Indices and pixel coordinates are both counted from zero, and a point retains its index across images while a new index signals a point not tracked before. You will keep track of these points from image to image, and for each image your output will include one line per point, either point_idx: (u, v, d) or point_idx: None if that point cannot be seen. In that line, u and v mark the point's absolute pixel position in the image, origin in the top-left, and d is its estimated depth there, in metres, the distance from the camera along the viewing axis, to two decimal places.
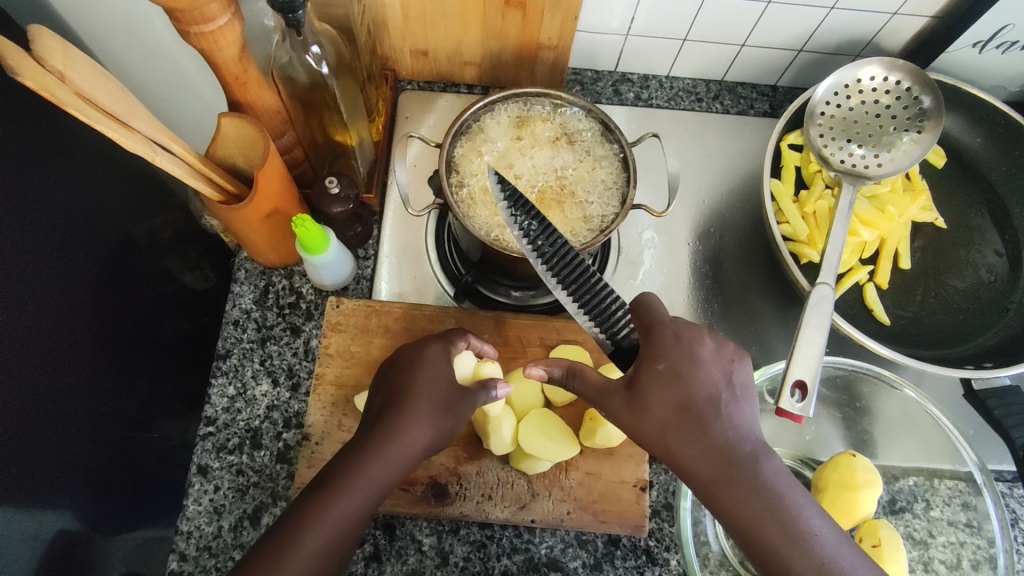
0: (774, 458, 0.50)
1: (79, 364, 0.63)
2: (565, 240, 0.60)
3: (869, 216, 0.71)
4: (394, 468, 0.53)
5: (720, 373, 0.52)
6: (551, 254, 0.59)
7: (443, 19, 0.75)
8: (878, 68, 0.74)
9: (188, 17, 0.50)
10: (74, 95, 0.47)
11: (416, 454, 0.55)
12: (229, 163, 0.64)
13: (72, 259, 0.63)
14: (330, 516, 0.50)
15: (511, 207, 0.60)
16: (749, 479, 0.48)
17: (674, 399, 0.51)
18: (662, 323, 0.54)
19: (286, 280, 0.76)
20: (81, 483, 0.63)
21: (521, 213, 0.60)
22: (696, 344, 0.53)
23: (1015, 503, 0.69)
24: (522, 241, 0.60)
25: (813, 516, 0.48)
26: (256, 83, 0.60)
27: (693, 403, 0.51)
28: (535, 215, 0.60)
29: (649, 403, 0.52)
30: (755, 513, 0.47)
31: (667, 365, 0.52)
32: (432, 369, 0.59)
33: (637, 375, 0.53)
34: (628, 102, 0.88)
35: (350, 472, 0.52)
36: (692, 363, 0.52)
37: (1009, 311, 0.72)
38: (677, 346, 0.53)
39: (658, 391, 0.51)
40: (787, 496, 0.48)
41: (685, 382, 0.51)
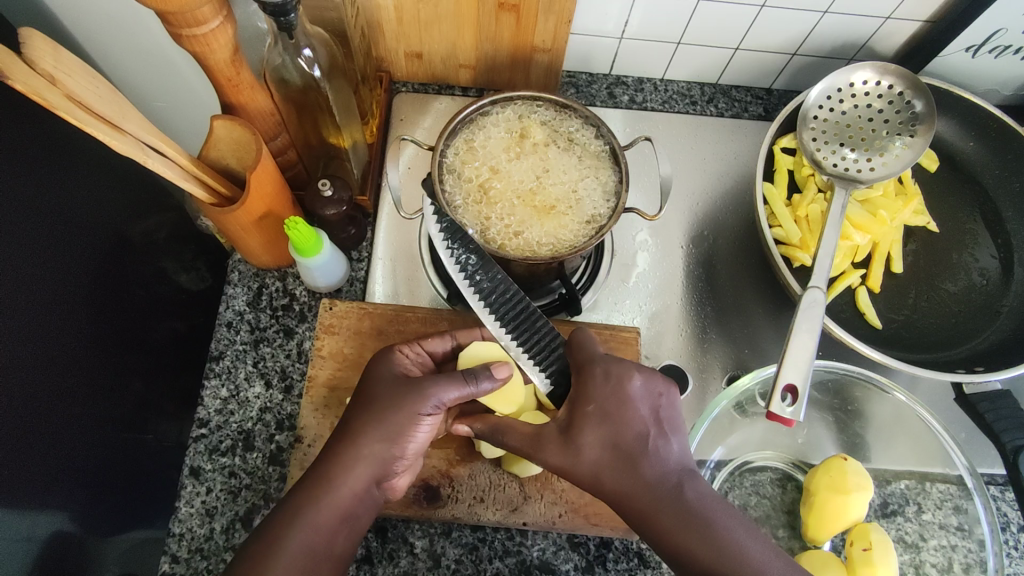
0: (699, 483, 0.50)
1: (72, 365, 0.63)
2: (502, 275, 0.64)
3: (861, 220, 0.71)
4: (364, 465, 0.54)
5: (649, 409, 0.52)
6: (488, 291, 0.63)
7: (437, 22, 0.75)
8: (871, 73, 0.74)
9: (180, 20, 0.50)
10: (65, 97, 0.47)
11: (385, 445, 0.55)
12: (222, 166, 0.64)
13: (66, 260, 0.63)
14: (293, 531, 0.51)
15: (448, 239, 0.64)
16: (680, 510, 0.48)
17: (603, 438, 0.51)
18: (591, 363, 0.55)
19: (280, 282, 0.76)
20: (75, 484, 0.63)
21: (459, 247, 0.64)
22: (625, 379, 0.53)
23: (1006, 507, 0.69)
24: (459, 277, 0.64)
25: (741, 536, 0.47)
26: (248, 85, 0.60)
27: (622, 440, 0.51)
28: (474, 249, 0.64)
29: (580, 444, 0.52)
30: (690, 544, 0.47)
31: (595, 406, 0.52)
32: (384, 383, 0.58)
33: (571, 419, 0.53)
34: (622, 104, 0.88)
35: (317, 481, 0.53)
36: (616, 401, 0.52)
37: (1001, 315, 0.72)
38: (605, 385, 0.53)
39: (585, 431, 0.52)
40: (718, 523, 0.47)
41: (610, 421, 0.52)
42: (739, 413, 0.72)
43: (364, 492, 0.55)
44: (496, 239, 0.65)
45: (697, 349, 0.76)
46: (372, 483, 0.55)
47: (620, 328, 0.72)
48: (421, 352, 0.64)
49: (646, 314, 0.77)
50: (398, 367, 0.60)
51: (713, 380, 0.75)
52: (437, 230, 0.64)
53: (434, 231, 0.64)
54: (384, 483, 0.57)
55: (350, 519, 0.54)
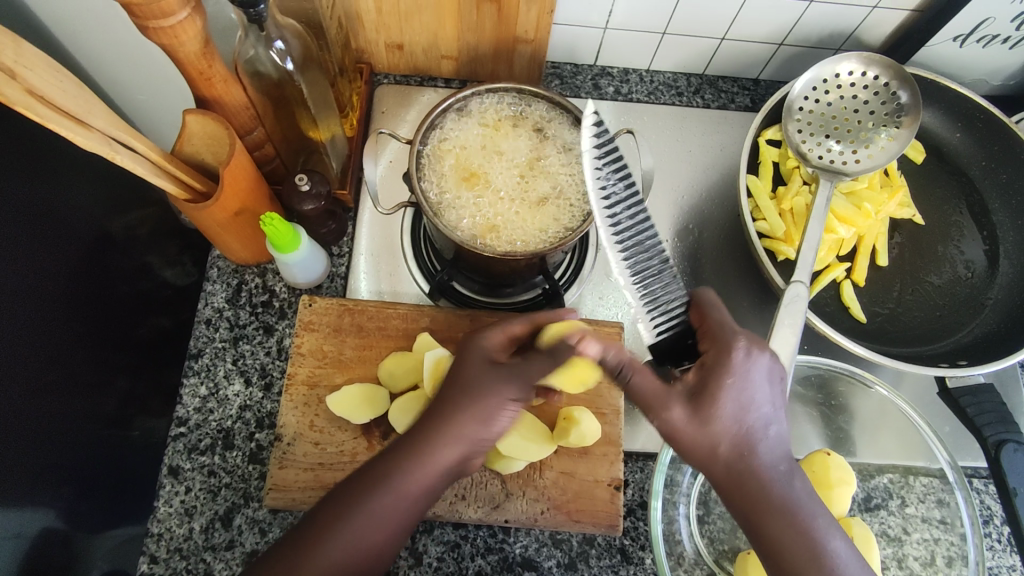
0: (802, 475, 0.51)
1: (55, 365, 0.62)
2: (649, 220, 0.58)
3: (846, 213, 0.70)
4: (453, 444, 0.52)
5: (776, 393, 0.52)
6: (633, 224, 0.57)
7: (417, 13, 0.73)
8: (856, 63, 0.73)
9: (146, 11, 0.49)
10: (25, 92, 0.45)
11: (473, 430, 0.52)
12: (197, 161, 0.63)
13: (46, 255, 0.62)
14: (389, 490, 0.50)
15: (597, 162, 0.58)
16: (783, 497, 0.49)
17: (737, 415, 0.50)
18: (732, 335, 0.53)
19: (259, 278, 0.75)
20: (59, 481, 0.62)
21: (619, 180, 0.58)
22: (759, 358, 0.52)
23: (989, 500, 0.69)
24: (601, 209, 0.57)
25: (829, 532, 0.49)
26: (221, 78, 0.59)
27: (752, 422, 0.50)
28: (628, 183, 0.59)
29: (707, 416, 0.50)
30: (782, 529, 0.48)
31: (736, 381, 0.50)
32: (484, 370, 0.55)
33: (703, 386, 0.50)
34: (607, 96, 0.86)
35: (420, 441, 0.51)
36: (752, 383, 0.51)
37: (985, 308, 0.72)
38: (743, 363, 0.51)
39: (720, 405, 0.50)
40: (811, 515, 0.49)
41: (745, 401, 0.50)
42: None
43: (450, 472, 0.52)
44: (520, 242, 0.65)
45: None
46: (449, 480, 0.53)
47: (603, 322, 0.71)
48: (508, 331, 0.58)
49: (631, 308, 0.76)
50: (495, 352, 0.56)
51: None
52: (593, 155, 0.58)
53: (590, 151, 0.58)
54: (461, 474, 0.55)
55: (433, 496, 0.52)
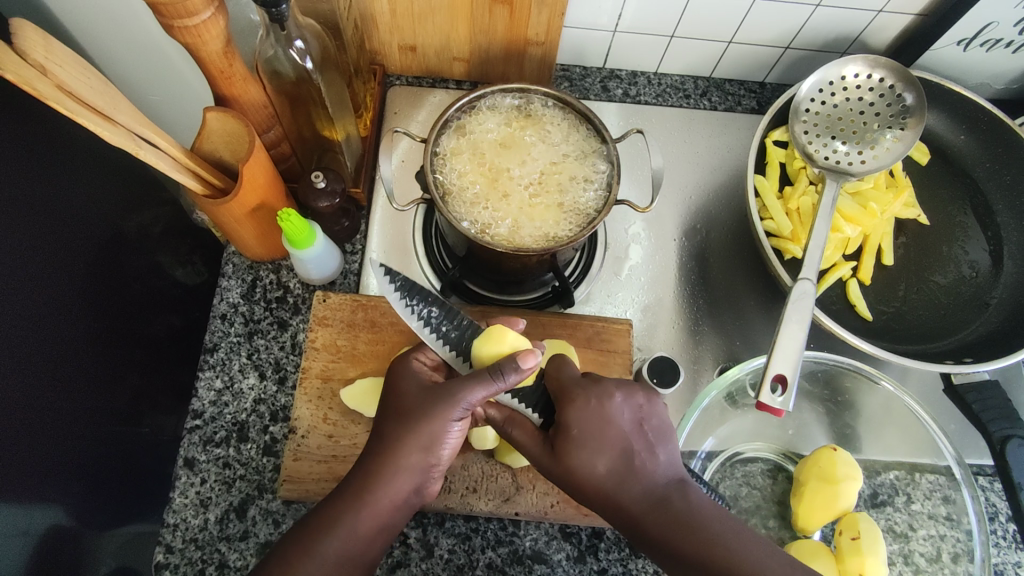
0: (689, 494, 0.50)
1: (70, 360, 0.63)
2: (467, 320, 0.61)
3: (852, 213, 0.71)
4: (416, 453, 0.53)
5: (632, 424, 0.53)
6: (455, 337, 0.60)
7: (430, 15, 0.75)
8: (862, 66, 0.74)
9: (171, 11, 0.50)
10: (55, 88, 0.47)
11: (422, 454, 0.54)
12: (215, 159, 0.64)
13: (65, 251, 0.63)
14: (361, 517, 0.51)
15: (405, 296, 0.61)
16: (667, 520, 0.48)
17: (592, 455, 0.51)
18: (573, 383, 0.55)
19: (274, 275, 0.76)
20: (73, 477, 0.62)
21: (418, 302, 0.61)
22: (608, 395, 0.53)
23: (994, 497, 0.70)
24: (424, 332, 0.60)
25: (735, 544, 0.46)
26: (241, 77, 0.61)
27: (609, 455, 0.51)
28: (432, 301, 0.61)
29: (568, 462, 0.52)
30: (682, 551, 0.47)
31: (578, 428, 0.52)
32: (409, 391, 0.56)
33: (556, 440, 0.53)
34: (616, 98, 0.88)
35: (374, 465, 0.53)
36: (599, 420, 0.52)
37: (990, 307, 0.72)
38: (587, 406, 0.53)
39: (573, 449, 0.52)
40: (714, 527, 0.47)
41: (596, 440, 0.52)
42: (730, 404, 0.72)
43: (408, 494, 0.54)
44: (527, 241, 0.65)
45: (690, 341, 0.76)
46: (411, 493, 0.54)
47: (613, 320, 0.73)
48: (432, 357, 0.61)
49: (639, 306, 0.77)
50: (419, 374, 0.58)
51: (705, 372, 0.75)
52: (393, 291, 0.61)
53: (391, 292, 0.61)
54: (422, 491, 0.56)
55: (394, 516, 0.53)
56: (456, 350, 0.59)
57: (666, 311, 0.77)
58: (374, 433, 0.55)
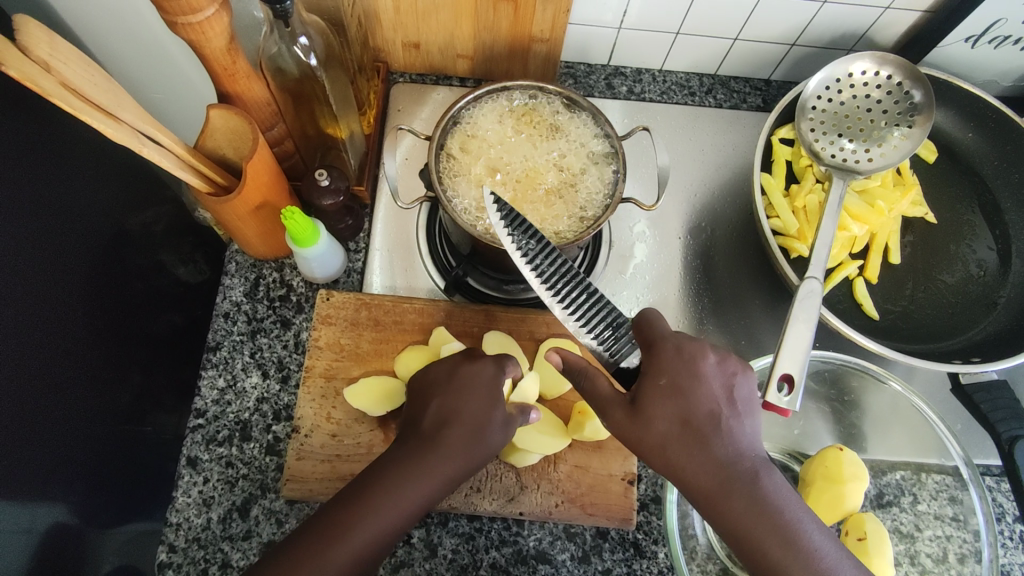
0: (774, 474, 0.48)
1: (73, 358, 0.62)
2: (563, 258, 0.61)
3: (859, 211, 0.71)
4: (460, 458, 0.53)
5: (723, 385, 0.50)
6: (549, 273, 0.61)
7: (434, 11, 0.74)
8: (869, 63, 0.74)
9: (175, 7, 0.50)
10: (60, 85, 0.46)
11: (465, 463, 0.54)
12: (219, 156, 0.64)
13: (67, 249, 0.63)
14: (398, 508, 0.50)
15: (509, 226, 0.61)
16: (750, 497, 0.46)
17: (676, 413, 0.49)
18: (664, 338, 0.52)
19: (277, 273, 0.76)
20: (75, 475, 0.62)
21: (519, 232, 0.61)
22: (699, 354, 0.51)
23: (1001, 497, 0.70)
24: (521, 261, 0.60)
25: (813, 533, 0.46)
26: (244, 74, 0.60)
27: (694, 418, 0.49)
28: (533, 233, 0.62)
29: (650, 417, 0.50)
30: (758, 530, 0.46)
31: (667, 380, 0.50)
32: (463, 395, 0.56)
33: (640, 391, 0.51)
34: (620, 95, 0.87)
35: (418, 459, 0.52)
36: (690, 378, 0.50)
37: (998, 306, 0.72)
38: (679, 360, 0.51)
39: (657, 405, 0.50)
40: (788, 513, 0.46)
41: (682, 398, 0.49)
42: None
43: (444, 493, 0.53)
44: None
45: None
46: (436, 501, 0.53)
47: None
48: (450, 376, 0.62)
49: (644, 305, 0.77)
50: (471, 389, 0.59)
51: None
52: (495, 213, 0.61)
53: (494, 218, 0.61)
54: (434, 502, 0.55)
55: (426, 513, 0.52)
56: (548, 284, 0.60)
57: (671, 309, 0.77)
58: (418, 430, 0.55)
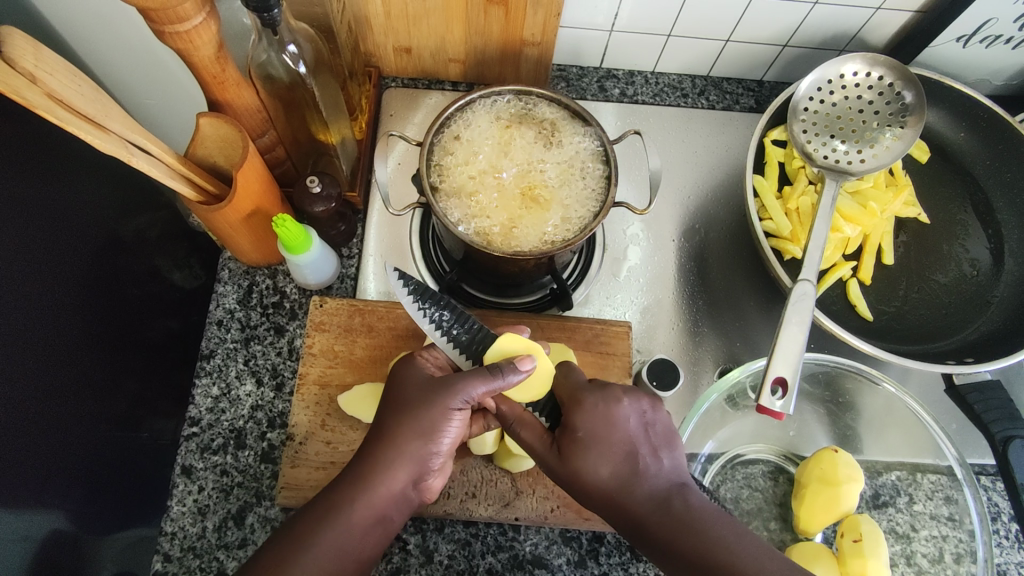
0: (692, 496, 0.49)
1: (68, 366, 0.62)
2: (478, 324, 0.63)
3: (851, 212, 0.71)
4: (413, 439, 0.53)
5: (638, 426, 0.53)
6: (466, 341, 0.62)
7: (425, 16, 0.74)
8: (860, 64, 0.74)
9: (162, 17, 0.50)
10: (46, 96, 0.46)
11: (422, 443, 0.54)
12: (210, 164, 0.63)
13: (61, 256, 0.62)
14: (356, 505, 0.50)
15: (419, 301, 0.63)
16: (667, 522, 0.48)
17: (597, 455, 0.52)
18: (579, 389, 0.56)
19: (270, 280, 0.76)
20: (71, 482, 0.62)
21: (430, 304, 0.63)
22: (614, 399, 0.54)
23: (996, 497, 0.70)
24: (435, 334, 0.62)
25: (738, 543, 0.46)
26: (234, 82, 0.60)
27: (614, 457, 0.51)
28: (444, 305, 0.64)
29: (573, 463, 0.52)
30: (685, 550, 0.46)
31: (585, 428, 0.53)
32: (413, 382, 0.57)
33: (563, 442, 0.53)
34: (613, 98, 0.87)
35: (371, 452, 0.53)
36: (606, 423, 0.53)
37: (991, 306, 0.72)
38: (591, 407, 0.54)
39: (577, 450, 0.52)
40: (714, 531, 0.46)
41: (601, 441, 0.52)
42: (730, 407, 0.72)
43: (469, 405, 0.56)
44: (523, 245, 0.65)
45: (689, 343, 0.76)
46: (411, 484, 0.54)
47: (612, 322, 0.72)
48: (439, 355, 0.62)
49: (638, 308, 0.77)
50: (426, 367, 0.59)
51: (705, 373, 0.75)
52: (405, 293, 0.63)
53: (404, 294, 0.63)
54: (422, 483, 0.55)
55: (457, 429, 0.56)
56: (465, 351, 0.61)
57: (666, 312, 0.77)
58: (374, 424, 0.56)
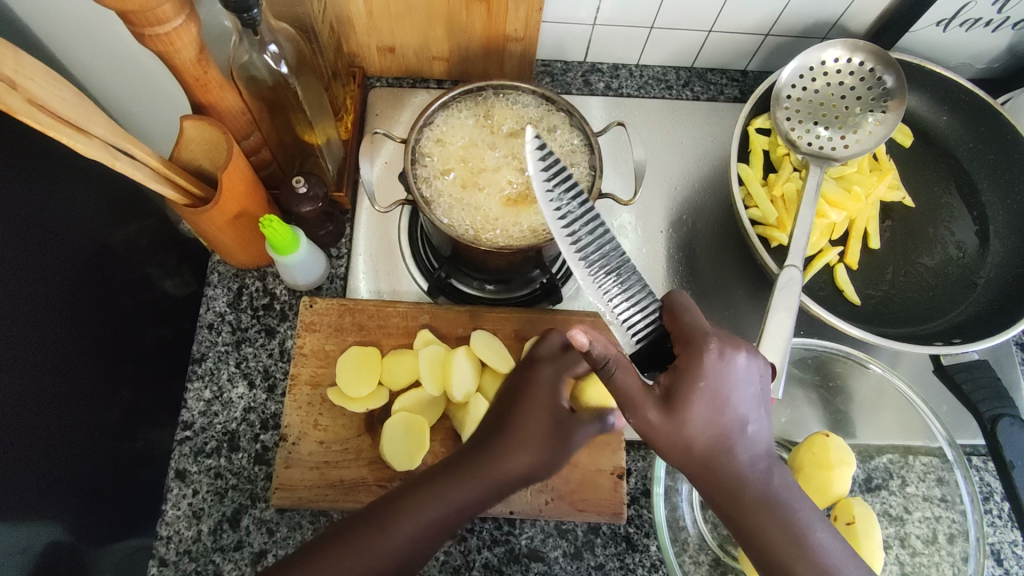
0: (785, 472, 0.50)
1: (62, 376, 0.61)
2: (608, 231, 0.54)
3: (836, 198, 0.71)
4: (526, 448, 0.57)
5: (752, 389, 0.50)
6: (590, 243, 0.54)
7: (407, 15, 0.74)
8: (841, 50, 0.74)
9: (140, 19, 0.50)
10: (27, 102, 0.46)
11: (520, 436, 0.58)
12: (195, 167, 0.63)
13: (50, 264, 0.61)
14: (453, 489, 0.55)
15: (549, 185, 0.55)
16: (763, 497, 0.49)
17: (708, 415, 0.48)
18: (699, 332, 0.50)
19: (260, 282, 0.76)
20: (68, 493, 0.60)
21: (564, 189, 0.55)
22: (734, 354, 0.50)
23: (989, 477, 0.70)
24: (559, 226, 0.54)
25: (817, 530, 0.49)
26: (217, 84, 0.60)
27: (725, 425, 0.49)
28: (575, 199, 0.55)
29: (683, 419, 0.48)
30: (768, 528, 0.48)
31: (706, 382, 0.48)
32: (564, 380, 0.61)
33: (675, 388, 0.48)
34: (598, 92, 0.88)
35: (481, 450, 0.57)
36: (726, 380, 0.48)
37: (978, 287, 0.73)
38: (716, 360, 0.48)
39: (692, 405, 0.48)
40: (798, 512, 0.49)
41: (718, 400, 0.48)
42: None
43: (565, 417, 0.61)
44: (505, 238, 0.65)
45: None
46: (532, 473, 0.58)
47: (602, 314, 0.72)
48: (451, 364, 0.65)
49: None
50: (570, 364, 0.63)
51: None
52: (537, 169, 0.55)
53: (535, 175, 0.55)
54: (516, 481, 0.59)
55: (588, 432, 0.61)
56: (585, 254, 0.54)
57: None
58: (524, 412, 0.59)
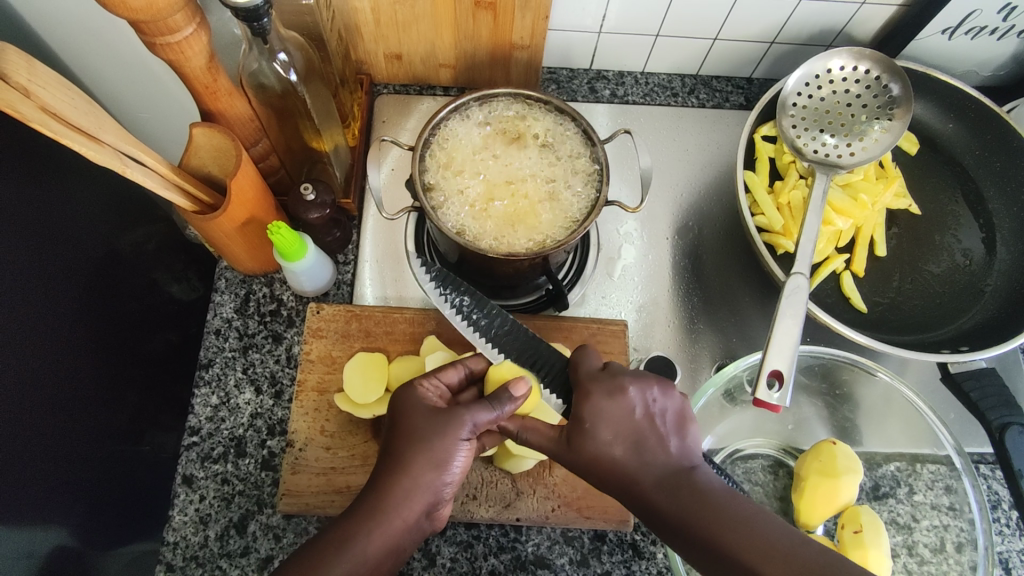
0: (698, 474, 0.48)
1: (68, 380, 0.61)
2: (497, 308, 0.65)
3: (843, 205, 0.72)
4: (414, 493, 0.53)
5: (646, 412, 0.52)
6: (486, 326, 0.64)
7: (415, 22, 0.75)
8: (846, 58, 0.74)
9: (152, 28, 0.50)
10: (39, 109, 0.47)
11: (435, 471, 0.54)
12: (203, 174, 0.64)
13: (59, 269, 0.62)
14: (373, 535, 0.50)
15: (440, 286, 0.66)
16: (677, 501, 0.46)
17: (602, 441, 0.51)
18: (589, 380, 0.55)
19: (267, 287, 0.77)
20: (74, 498, 0.60)
21: (452, 291, 0.66)
22: (619, 388, 0.53)
23: (996, 485, 0.70)
24: (457, 319, 0.64)
25: (757, 519, 0.44)
26: (226, 91, 0.60)
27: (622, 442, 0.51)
28: (465, 290, 0.66)
29: (582, 451, 0.52)
30: (698, 526, 0.45)
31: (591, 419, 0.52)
32: (419, 410, 0.57)
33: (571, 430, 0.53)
34: (604, 99, 0.88)
35: (387, 483, 0.53)
36: (613, 410, 0.52)
37: (985, 294, 0.72)
38: (601, 397, 0.53)
39: (585, 439, 0.52)
40: (723, 504, 0.45)
41: (607, 427, 0.51)
42: (728, 400, 0.72)
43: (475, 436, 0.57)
44: (512, 246, 0.65)
45: (686, 340, 0.76)
46: (423, 515, 0.53)
47: (608, 321, 0.72)
48: (442, 386, 0.61)
49: (633, 307, 0.77)
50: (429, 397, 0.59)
51: (703, 369, 0.75)
52: (428, 280, 0.66)
53: (427, 281, 0.66)
54: (434, 513, 0.55)
55: (466, 460, 0.56)
56: (484, 335, 0.64)
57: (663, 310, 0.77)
58: (388, 451, 0.55)
